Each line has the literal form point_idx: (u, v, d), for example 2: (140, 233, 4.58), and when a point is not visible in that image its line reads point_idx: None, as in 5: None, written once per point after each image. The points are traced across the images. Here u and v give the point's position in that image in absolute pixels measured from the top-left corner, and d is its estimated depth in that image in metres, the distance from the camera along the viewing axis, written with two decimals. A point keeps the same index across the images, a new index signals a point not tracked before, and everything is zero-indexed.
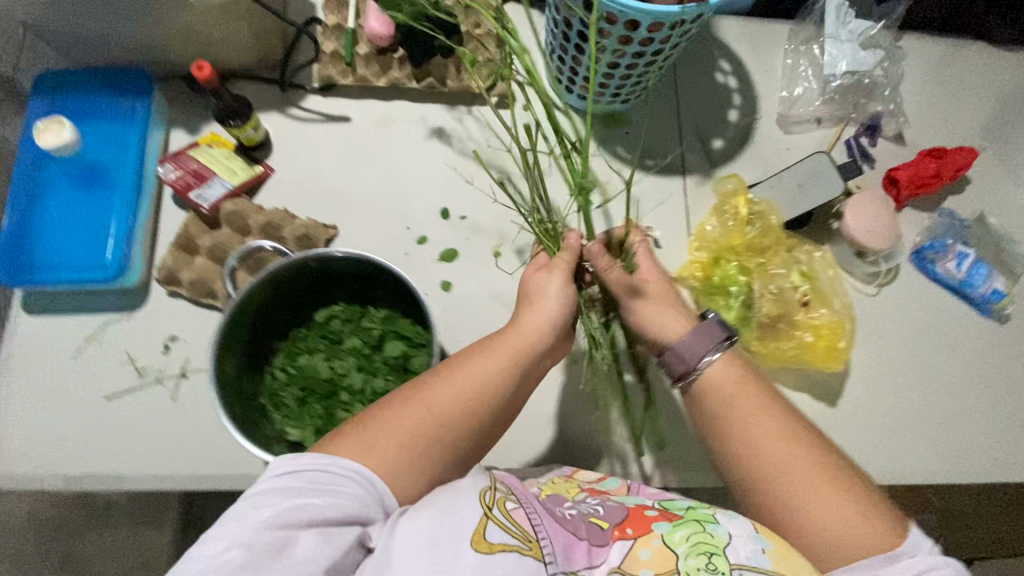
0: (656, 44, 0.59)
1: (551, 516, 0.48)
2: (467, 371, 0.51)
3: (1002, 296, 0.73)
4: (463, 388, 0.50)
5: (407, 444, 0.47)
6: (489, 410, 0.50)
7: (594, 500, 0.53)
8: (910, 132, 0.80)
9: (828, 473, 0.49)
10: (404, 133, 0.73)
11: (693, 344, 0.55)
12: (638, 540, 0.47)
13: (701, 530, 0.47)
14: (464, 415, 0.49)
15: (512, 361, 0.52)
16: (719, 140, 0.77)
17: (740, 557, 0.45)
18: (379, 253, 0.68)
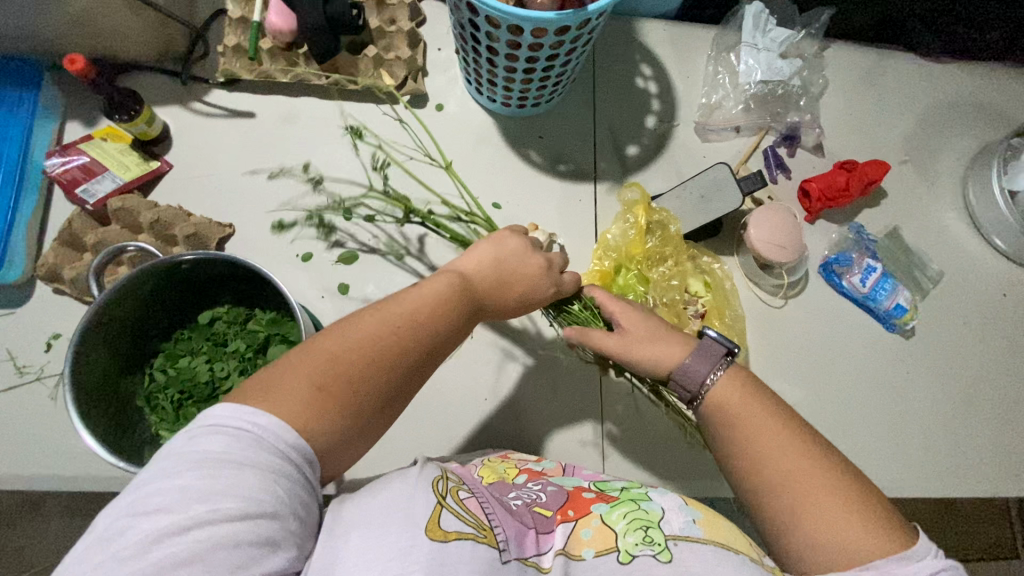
0: (546, 49, 0.58)
1: (499, 501, 0.48)
2: (391, 306, 0.44)
3: (904, 311, 0.73)
4: (385, 325, 0.43)
5: (318, 386, 0.39)
6: (419, 349, 0.44)
7: (535, 486, 0.52)
8: (829, 143, 0.79)
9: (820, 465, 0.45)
10: (311, 131, 0.72)
11: (692, 366, 0.53)
12: (580, 521, 0.47)
13: (636, 507, 0.47)
14: (385, 360, 0.42)
15: (452, 298, 0.47)
16: (635, 146, 0.76)
17: (674, 528, 0.44)
18: (277, 254, 0.68)
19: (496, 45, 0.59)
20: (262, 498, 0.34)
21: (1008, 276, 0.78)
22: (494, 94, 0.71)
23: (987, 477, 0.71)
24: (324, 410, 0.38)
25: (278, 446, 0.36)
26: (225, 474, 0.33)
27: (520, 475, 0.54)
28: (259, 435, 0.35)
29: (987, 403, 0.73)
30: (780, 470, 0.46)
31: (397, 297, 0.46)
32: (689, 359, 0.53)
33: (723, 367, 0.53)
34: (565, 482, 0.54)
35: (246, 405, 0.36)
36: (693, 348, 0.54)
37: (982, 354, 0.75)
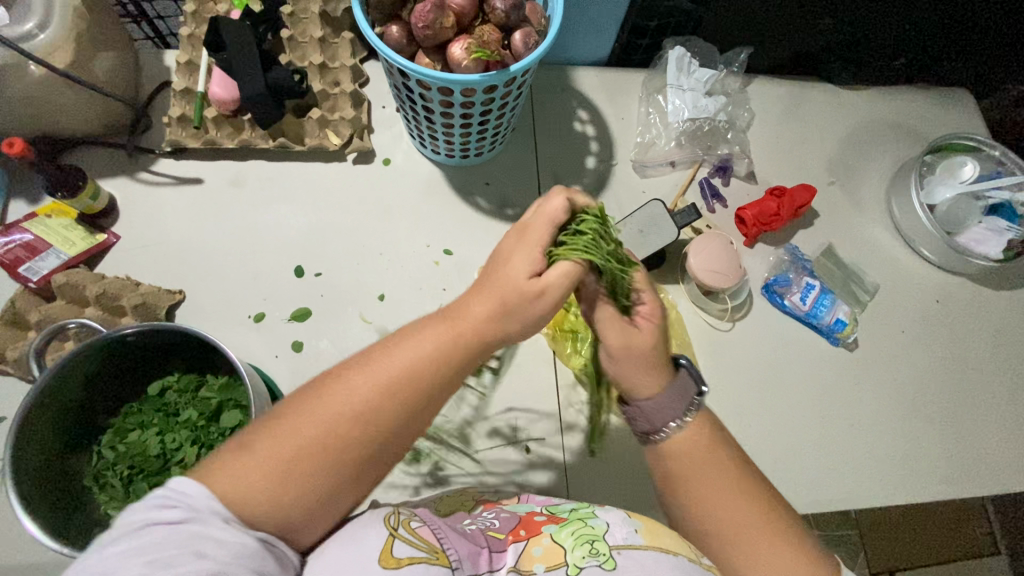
0: (478, 106, 0.62)
1: (453, 526, 0.48)
2: (376, 368, 0.42)
3: (845, 325, 0.76)
4: (364, 395, 0.41)
5: (285, 464, 0.39)
6: (400, 417, 0.42)
7: (489, 513, 0.52)
8: (759, 171, 0.84)
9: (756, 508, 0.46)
10: (259, 193, 0.73)
11: (665, 404, 0.48)
12: (531, 539, 0.48)
13: (584, 523, 0.48)
14: (341, 428, 0.40)
15: (447, 349, 0.44)
16: (578, 187, 0.80)
17: (617, 539, 0.46)
18: (228, 317, 0.68)
19: (431, 104, 0.62)
20: (194, 560, 0.35)
21: (937, 284, 0.83)
22: (437, 147, 0.73)
23: (938, 479, 0.73)
24: (295, 476, 0.39)
25: (203, 501, 0.37)
26: (158, 537, 0.35)
27: (477, 506, 0.54)
28: (181, 500, 0.37)
29: (931, 407, 0.77)
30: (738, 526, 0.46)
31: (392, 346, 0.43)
32: (665, 398, 0.48)
33: (693, 411, 0.49)
34: (520, 507, 0.53)
35: (175, 478, 0.38)
36: (671, 382, 0.49)
37: (922, 360, 0.78)
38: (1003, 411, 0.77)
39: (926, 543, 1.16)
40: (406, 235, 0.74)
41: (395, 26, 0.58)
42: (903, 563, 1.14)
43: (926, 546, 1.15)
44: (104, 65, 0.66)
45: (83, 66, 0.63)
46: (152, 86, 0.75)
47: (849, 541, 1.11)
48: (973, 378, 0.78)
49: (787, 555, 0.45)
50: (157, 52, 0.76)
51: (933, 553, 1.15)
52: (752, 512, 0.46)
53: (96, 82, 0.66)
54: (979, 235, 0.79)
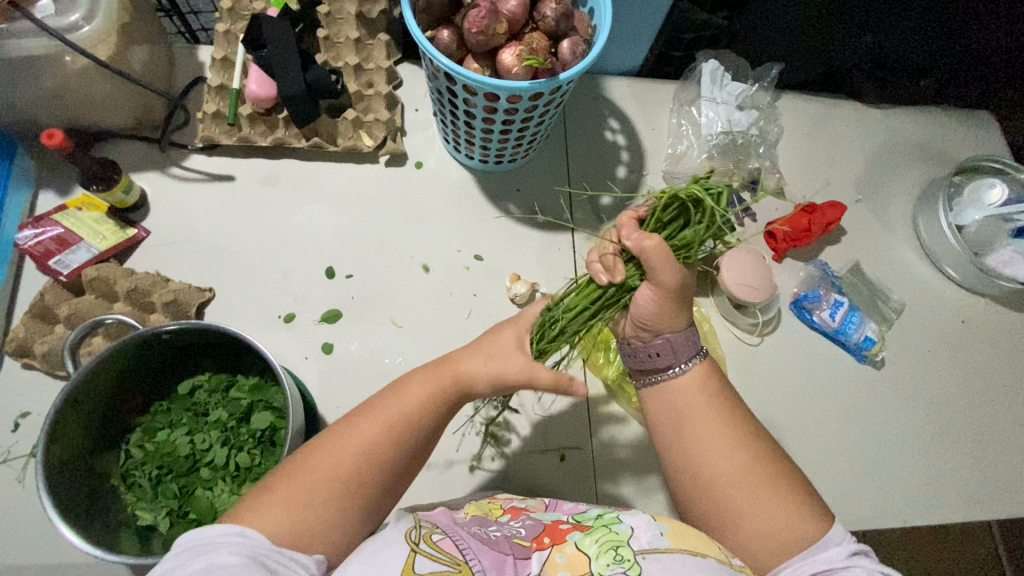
0: (521, 112, 0.61)
1: (478, 536, 0.47)
2: (377, 414, 0.45)
3: (873, 343, 0.76)
4: (368, 439, 0.44)
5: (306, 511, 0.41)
6: (420, 446, 0.46)
7: (515, 521, 0.51)
8: (789, 186, 0.84)
9: (761, 468, 0.48)
10: (291, 192, 0.73)
11: (671, 350, 0.53)
12: (555, 547, 0.46)
13: (608, 530, 0.47)
14: (371, 466, 0.44)
15: (439, 394, 0.47)
16: (608, 196, 0.80)
17: (642, 543, 0.45)
18: (257, 317, 0.67)
19: (474, 110, 0.62)
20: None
21: (963, 304, 0.83)
22: (471, 152, 0.73)
23: (963, 501, 0.73)
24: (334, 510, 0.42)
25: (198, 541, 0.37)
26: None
27: (504, 513, 0.53)
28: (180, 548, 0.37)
29: (957, 429, 0.76)
30: (735, 480, 0.48)
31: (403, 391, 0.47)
32: (674, 345, 0.53)
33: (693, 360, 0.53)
34: (546, 516, 0.52)
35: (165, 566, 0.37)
36: (678, 333, 0.53)
37: (948, 379, 0.78)
38: None
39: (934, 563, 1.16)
40: (438, 238, 0.74)
41: (446, 30, 0.57)
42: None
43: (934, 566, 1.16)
44: (140, 57, 0.66)
45: (122, 58, 0.63)
46: (186, 82, 0.74)
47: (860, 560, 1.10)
48: (998, 400, 0.78)
49: (779, 508, 0.46)
50: (191, 48, 0.76)
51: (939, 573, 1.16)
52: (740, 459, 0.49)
53: (134, 75, 0.65)
54: (1008, 257, 0.78)
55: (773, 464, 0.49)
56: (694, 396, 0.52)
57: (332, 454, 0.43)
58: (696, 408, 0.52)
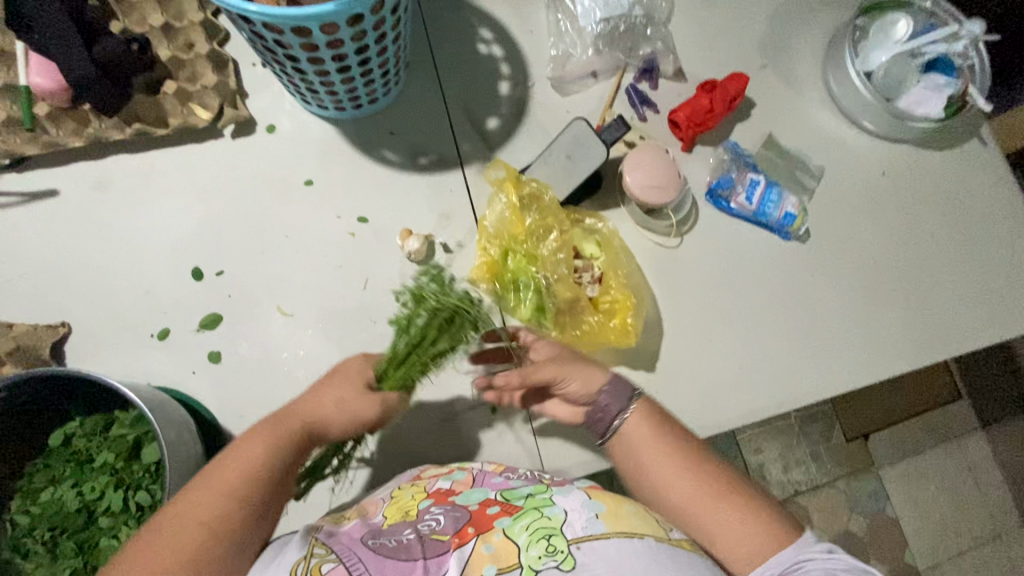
0: (349, 44, 0.52)
1: (382, 547, 0.45)
2: (210, 479, 0.44)
3: (794, 218, 0.73)
4: (188, 512, 0.42)
5: None
6: (252, 509, 0.44)
7: (437, 509, 0.49)
8: (688, 66, 0.77)
9: (723, 488, 0.52)
10: (129, 193, 0.63)
11: (608, 404, 0.56)
12: (480, 538, 0.45)
13: (540, 516, 0.46)
14: (192, 543, 0.41)
15: (275, 446, 0.47)
16: (494, 120, 0.72)
17: (576, 530, 0.44)
18: (125, 341, 0.60)
19: (292, 52, 0.52)
20: None
21: (882, 155, 0.79)
22: (322, 102, 0.63)
23: (900, 355, 0.74)
24: None
25: None
26: None
27: (427, 500, 0.51)
28: None
29: (888, 285, 0.75)
30: (703, 505, 0.51)
31: (231, 456, 0.46)
32: (606, 399, 0.56)
33: (633, 403, 0.56)
34: (471, 497, 0.51)
35: None
36: (607, 383, 0.57)
37: (874, 236, 0.76)
38: (958, 273, 0.77)
39: (865, 414, 1.37)
40: (312, 208, 0.65)
41: None
42: (871, 424, 1.36)
43: (865, 416, 1.37)
44: None
45: None
46: None
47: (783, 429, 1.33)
48: (927, 249, 0.77)
49: (743, 521, 0.50)
50: None
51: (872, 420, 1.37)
52: (697, 483, 0.52)
53: None
54: (919, 96, 0.75)
55: (731, 481, 0.52)
56: (650, 433, 0.55)
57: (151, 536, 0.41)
58: (655, 450, 0.54)
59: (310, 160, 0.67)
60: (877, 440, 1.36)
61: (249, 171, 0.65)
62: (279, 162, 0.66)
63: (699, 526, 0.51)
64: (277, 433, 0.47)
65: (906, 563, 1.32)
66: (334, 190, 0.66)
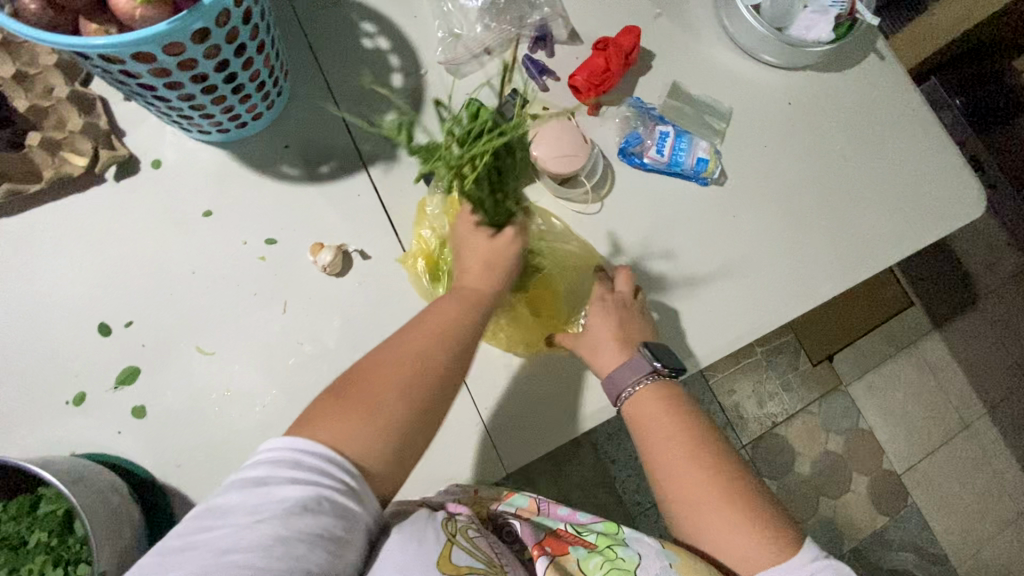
0: (205, 63, 0.49)
1: (500, 546, 0.55)
2: (419, 329, 0.53)
3: (707, 163, 0.73)
4: (397, 361, 0.51)
5: (339, 441, 0.46)
6: (449, 354, 0.52)
7: (513, 527, 0.59)
8: (581, 27, 0.76)
9: (723, 487, 0.56)
10: (13, 258, 0.59)
11: (622, 377, 0.61)
12: (559, 559, 0.56)
13: (615, 557, 0.55)
14: (398, 385, 0.49)
15: (467, 308, 0.55)
16: (392, 114, 0.69)
17: (649, 573, 0.53)
18: (39, 411, 0.57)
19: (145, 80, 0.48)
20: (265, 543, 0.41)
21: (786, 85, 0.80)
22: (201, 126, 0.59)
23: (831, 278, 0.75)
24: (335, 447, 0.46)
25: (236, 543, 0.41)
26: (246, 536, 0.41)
27: (502, 519, 0.60)
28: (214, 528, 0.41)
29: (810, 212, 0.76)
30: (706, 504, 0.56)
31: (432, 311, 0.55)
32: (619, 371, 0.62)
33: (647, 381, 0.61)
34: (543, 526, 0.60)
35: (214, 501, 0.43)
36: (626, 360, 0.63)
37: (790, 167, 0.77)
38: (873, 188, 0.79)
39: (829, 335, 1.40)
40: (215, 237, 0.62)
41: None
42: (835, 345, 1.40)
43: (828, 337, 1.40)
44: None
45: None
46: None
47: (750, 363, 1.37)
48: (842, 169, 0.78)
49: (741, 521, 0.55)
50: None
51: (835, 340, 1.40)
52: (700, 482, 0.56)
53: None
54: (810, 20, 0.75)
55: (732, 483, 0.57)
56: (659, 428, 0.59)
57: (363, 374, 0.50)
58: (667, 449, 0.58)
59: (205, 189, 0.63)
60: (840, 358, 1.41)
61: (141, 211, 0.62)
62: (171, 196, 0.63)
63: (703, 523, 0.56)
64: (457, 297, 0.56)
65: (885, 470, 1.38)
66: (237, 215, 0.63)
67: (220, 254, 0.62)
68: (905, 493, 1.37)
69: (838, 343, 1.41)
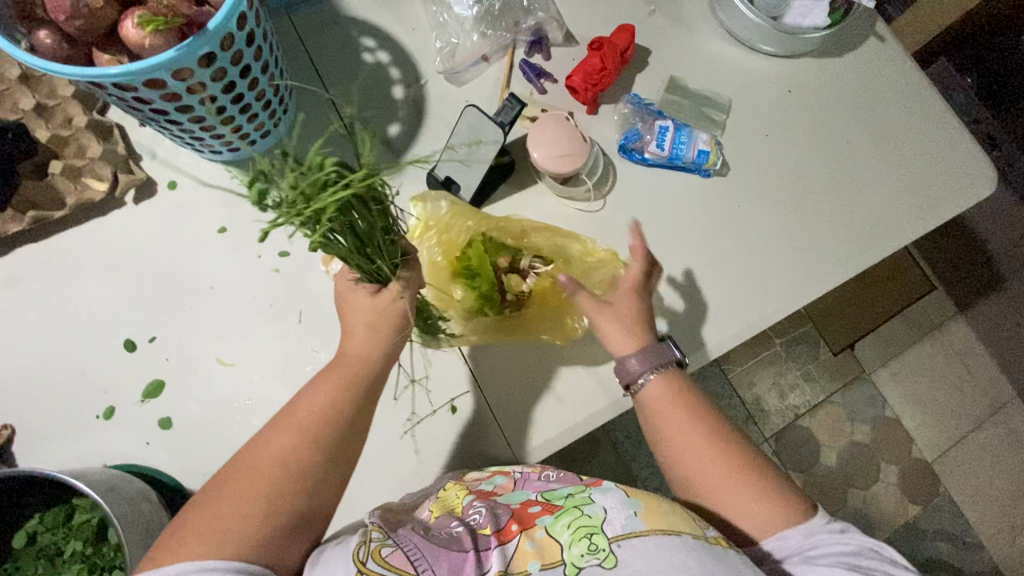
0: (212, 88, 0.51)
1: (435, 535, 0.51)
2: (272, 435, 0.52)
3: (708, 154, 0.73)
4: (260, 461, 0.50)
5: (235, 526, 0.47)
6: (323, 443, 0.52)
7: (479, 503, 0.55)
8: (576, 28, 0.77)
9: (736, 463, 0.56)
10: (42, 282, 0.62)
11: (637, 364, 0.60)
12: (523, 535, 0.51)
13: (579, 514, 0.52)
14: (277, 474, 0.49)
15: (338, 386, 0.54)
16: (395, 125, 0.71)
17: (616, 529, 0.50)
18: (71, 427, 0.60)
19: (156, 106, 0.51)
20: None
21: (785, 73, 0.80)
22: (212, 147, 0.62)
23: (840, 262, 0.75)
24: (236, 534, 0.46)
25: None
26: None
27: (469, 496, 0.56)
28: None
29: (817, 197, 0.76)
30: (721, 482, 0.56)
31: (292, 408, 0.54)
32: (633, 358, 0.60)
33: (660, 369, 0.60)
34: (514, 497, 0.56)
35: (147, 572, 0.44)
36: (643, 346, 0.61)
37: (793, 154, 0.77)
38: (880, 170, 0.78)
39: (847, 323, 1.38)
40: (229, 253, 0.65)
41: (45, 32, 0.47)
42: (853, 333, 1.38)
43: (846, 325, 1.38)
44: None
45: None
46: None
47: (767, 355, 1.36)
48: (846, 153, 0.78)
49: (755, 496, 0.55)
50: None
51: (854, 328, 1.38)
52: (712, 461, 0.56)
53: None
54: (803, 7, 0.75)
55: (744, 459, 0.57)
56: (670, 409, 0.58)
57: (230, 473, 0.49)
58: (680, 434, 0.58)
59: (218, 207, 0.66)
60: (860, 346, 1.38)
61: (159, 231, 0.65)
62: (187, 215, 0.65)
63: (718, 501, 0.56)
64: (336, 374, 0.55)
65: (913, 458, 1.35)
66: (250, 230, 0.65)
67: (236, 268, 0.64)
68: (935, 481, 1.34)
69: (857, 332, 1.38)
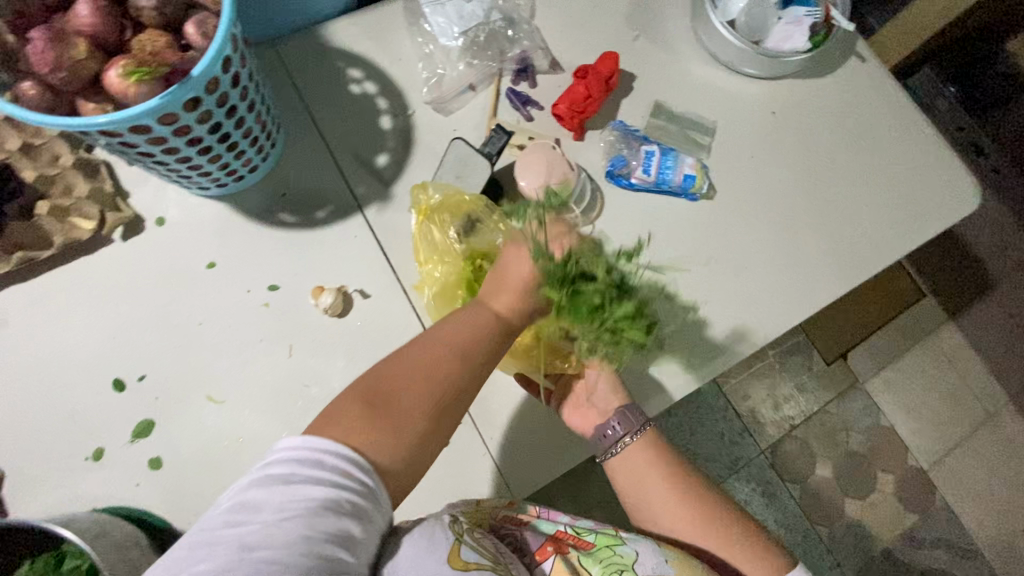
0: (198, 129, 0.51)
1: (502, 545, 0.53)
2: (451, 327, 0.53)
3: (694, 179, 0.74)
4: (419, 369, 0.51)
5: (359, 440, 0.47)
6: (471, 366, 0.52)
7: (515, 530, 0.55)
8: (561, 55, 0.78)
9: (710, 517, 0.60)
10: (29, 323, 0.62)
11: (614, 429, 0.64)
12: (559, 561, 0.54)
13: (613, 553, 0.55)
14: (436, 380, 0.51)
15: (489, 322, 0.53)
16: (384, 155, 0.71)
17: (646, 569, 0.53)
18: (60, 469, 0.59)
19: (142, 149, 0.51)
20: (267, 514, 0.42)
21: (768, 95, 0.81)
22: (199, 183, 0.62)
23: (828, 282, 0.75)
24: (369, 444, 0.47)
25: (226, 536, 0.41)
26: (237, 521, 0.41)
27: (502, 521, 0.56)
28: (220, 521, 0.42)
29: (803, 218, 0.77)
30: (695, 535, 0.59)
31: (459, 311, 0.54)
32: (613, 420, 0.64)
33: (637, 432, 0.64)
34: (543, 527, 0.57)
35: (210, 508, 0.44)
36: (624, 406, 0.64)
37: (779, 175, 0.78)
38: (865, 189, 0.79)
39: (841, 333, 1.38)
40: (219, 288, 0.65)
41: (25, 82, 0.46)
42: (847, 343, 1.38)
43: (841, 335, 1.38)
44: None
45: None
46: None
47: (762, 367, 1.36)
48: (832, 173, 0.79)
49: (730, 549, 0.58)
50: None
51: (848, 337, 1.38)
52: (688, 516, 0.60)
53: None
54: (783, 32, 0.76)
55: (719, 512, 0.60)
56: (642, 468, 0.63)
57: (391, 373, 0.50)
58: (653, 489, 0.62)
59: (208, 242, 0.66)
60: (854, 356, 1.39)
61: (148, 268, 0.64)
62: (176, 252, 0.65)
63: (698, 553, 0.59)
64: (489, 304, 0.54)
65: (910, 466, 1.35)
66: (239, 265, 0.65)
67: (225, 304, 0.64)
68: (932, 489, 1.34)
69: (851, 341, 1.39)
